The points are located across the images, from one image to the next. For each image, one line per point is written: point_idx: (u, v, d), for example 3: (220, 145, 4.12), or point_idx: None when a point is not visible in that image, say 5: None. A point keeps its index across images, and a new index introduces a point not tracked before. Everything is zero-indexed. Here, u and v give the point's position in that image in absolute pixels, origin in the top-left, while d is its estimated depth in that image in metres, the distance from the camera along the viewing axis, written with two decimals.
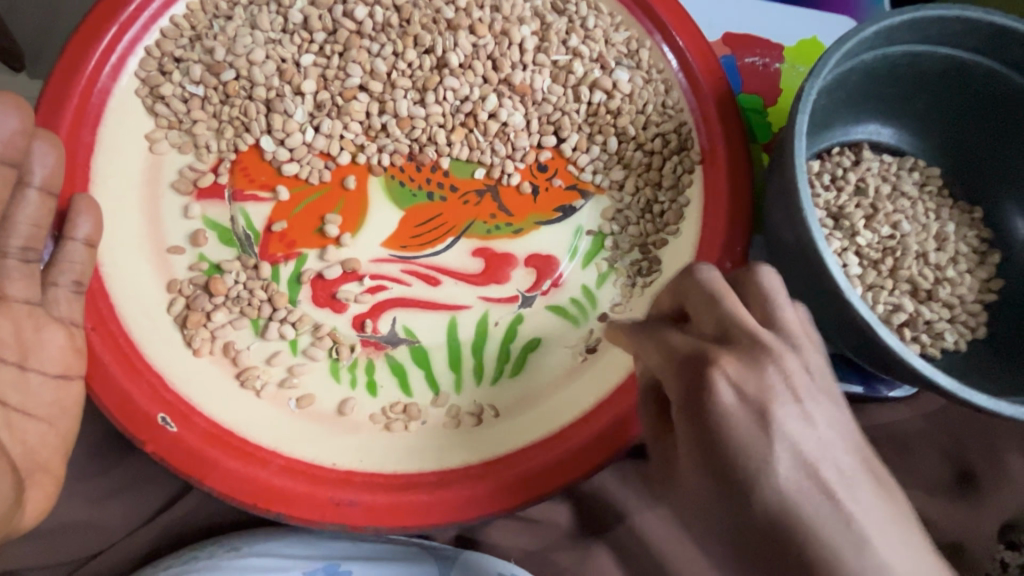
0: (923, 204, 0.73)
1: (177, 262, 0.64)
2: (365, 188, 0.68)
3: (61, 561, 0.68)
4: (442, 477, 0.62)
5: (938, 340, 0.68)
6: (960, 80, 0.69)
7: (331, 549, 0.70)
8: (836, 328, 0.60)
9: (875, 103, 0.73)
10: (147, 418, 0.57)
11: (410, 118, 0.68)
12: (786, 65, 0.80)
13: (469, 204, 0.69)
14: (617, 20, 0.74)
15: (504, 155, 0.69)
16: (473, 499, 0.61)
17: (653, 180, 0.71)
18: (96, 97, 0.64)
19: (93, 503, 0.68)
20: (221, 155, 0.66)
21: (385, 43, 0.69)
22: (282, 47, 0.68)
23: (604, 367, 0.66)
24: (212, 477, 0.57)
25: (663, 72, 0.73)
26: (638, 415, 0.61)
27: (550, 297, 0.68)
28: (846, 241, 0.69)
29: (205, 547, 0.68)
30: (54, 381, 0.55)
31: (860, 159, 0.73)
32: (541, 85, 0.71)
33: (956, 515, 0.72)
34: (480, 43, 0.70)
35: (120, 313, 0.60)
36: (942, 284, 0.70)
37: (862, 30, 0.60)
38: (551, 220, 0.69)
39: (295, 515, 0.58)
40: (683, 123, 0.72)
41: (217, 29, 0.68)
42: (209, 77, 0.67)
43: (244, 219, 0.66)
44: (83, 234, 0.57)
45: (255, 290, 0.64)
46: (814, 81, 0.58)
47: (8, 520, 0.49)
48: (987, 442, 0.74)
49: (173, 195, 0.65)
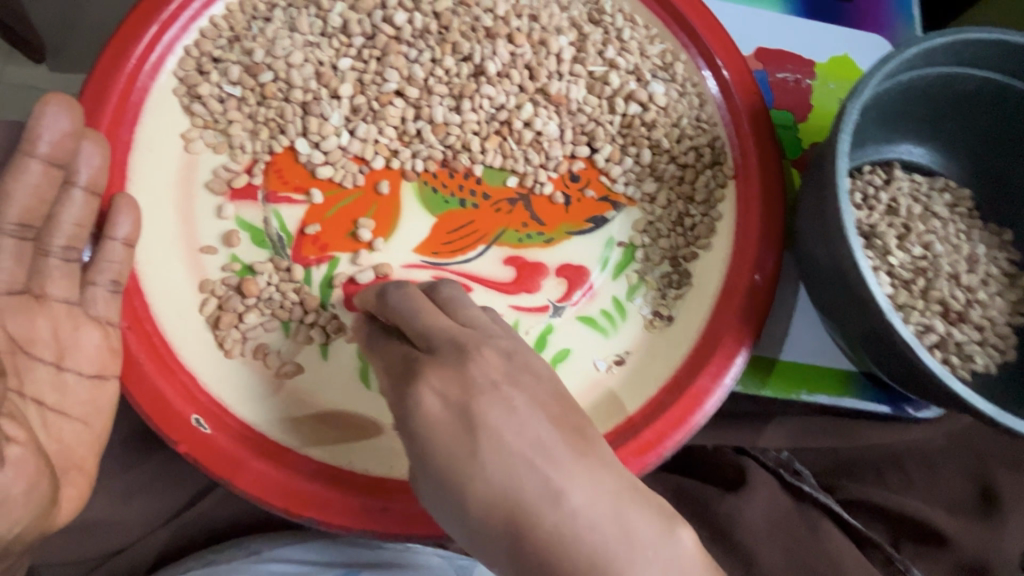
0: (954, 225, 0.73)
1: (210, 263, 0.64)
2: (398, 193, 0.68)
3: (84, 558, 0.68)
4: None
5: (968, 362, 0.68)
6: (995, 104, 0.69)
7: (351, 556, 0.69)
8: (876, 350, 0.60)
9: (908, 123, 0.73)
10: (181, 417, 0.58)
11: (445, 124, 0.68)
12: (818, 81, 0.80)
13: (502, 212, 0.69)
14: (652, 33, 0.74)
15: (538, 165, 0.69)
16: None
17: (685, 194, 0.71)
18: (136, 95, 0.64)
19: (114, 501, 0.67)
20: (255, 156, 0.66)
21: (424, 49, 0.69)
22: (320, 51, 0.69)
23: (633, 384, 0.66)
24: (243, 479, 0.57)
25: (697, 86, 0.73)
26: (685, 410, 0.62)
27: (581, 308, 0.68)
28: (878, 260, 0.69)
29: (224, 550, 0.68)
30: (90, 381, 0.56)
31: (891, 178, 0.73)
32: (576, 95, 0.71)
33: (981, 534, 0.70)
34: (518, 52, 0.71)
35: (154, 311, 0.60)
36: (974, 306, 0.69)
37: (905, 51, 0.60)
38: (583, 231, 0.69)
39: (326, 520, 0.58)
40: (717, 138, 0.72)
41: (256, 31, 0.69)
42: (246, 78, 0.67)
43: (278, 221, 0.65)
44: (122, 234, 0.57)
45: (288, 293, 0.64)
46: (856, 102, 0.58)
47: (46, 518, 0.49)
48: (1006, 460, 0.74)
49: (207, 194, 0.65)
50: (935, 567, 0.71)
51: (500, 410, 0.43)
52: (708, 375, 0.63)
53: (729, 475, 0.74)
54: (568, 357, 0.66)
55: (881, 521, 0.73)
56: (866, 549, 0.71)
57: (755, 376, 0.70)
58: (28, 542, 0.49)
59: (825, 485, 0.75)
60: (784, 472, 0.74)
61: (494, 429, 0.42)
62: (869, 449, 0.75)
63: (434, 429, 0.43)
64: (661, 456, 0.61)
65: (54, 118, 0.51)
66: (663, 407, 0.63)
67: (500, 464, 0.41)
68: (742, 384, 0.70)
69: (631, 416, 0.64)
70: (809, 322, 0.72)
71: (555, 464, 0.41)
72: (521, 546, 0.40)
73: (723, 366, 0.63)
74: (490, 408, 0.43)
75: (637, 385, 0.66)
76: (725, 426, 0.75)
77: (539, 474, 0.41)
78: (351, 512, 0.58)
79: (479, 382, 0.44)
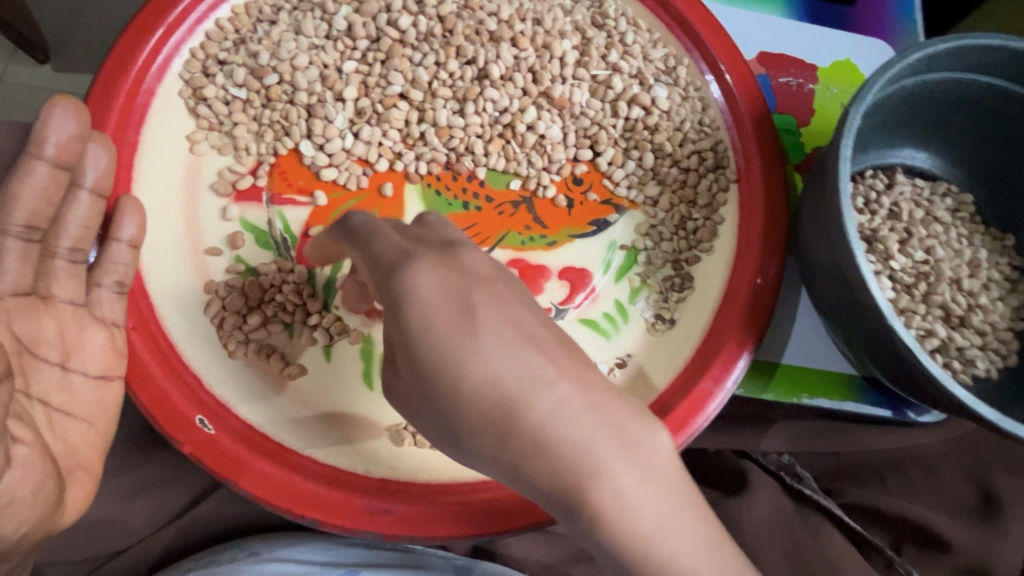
0: (956, 230, 0.73)
1: (214, 264, 0.64)
2: (402, 195, 0.68)
3: (87, 557, 0.68)
4: (438, 486, 0.60)
5: (970, 367, 0.68)
6: (998, 110, 0.69)
7: (353, 557, 0.70)
8: (879, 356, 0.60)
9: (910, 129, 0.74)
10: (185, 418, 0.58)
11: (448, 127, 0.69)
12: (821, 86, 0.80)
13: (505, 215, 0.69)
14: (655, 37, 0.74)
15: (541, 168, 0.70)
16: (452, 516, 0.58)
17: (688, 198, 0.71)
18: (142, 97, 0.65)
19: (118, 500, 0.68)
20: (260, 158, 0.67)
21: (428, 52, 0.70)
22: (325, 53, 0.69)
23: (665, 350, 0.67)
24: (246, 479, 0.57)
25: (700, 90, 0.73)
26: (719, 369, 0.63)
27: (583, 311, 0.68)
28: (880, 264, 0.69)
29: (226, 551, 0.68)
30: (95, 382, 0.57)
31: (892, 183, 0.74)
32: (579, 99, 0.71)
33: (981, 540, 0.71)
34: (522, 56, 0.71)
35: (159, 313, 0.61)
36: (975, 311, 0.70)
37: (908, 57, 0.60)
38: (585, 234, 0.70)
39: (329, 521, 0.57)
40: (719, 142, 0.72)
41: (261, 34, 0.69)
42: (252, 80, 0.67)
43: (282, 222, 0.66)
44: (128, 235, 0.58)
45: (291, 294, 0.64)
46: (858, 107, 0.58)
47: (51, 518, 0.49)
48: (1008, 465, 0.74)
49: (212, 196, 0.66)
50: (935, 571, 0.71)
51: (505, 302, 0.39)
52: (710, 378, 0.63)
53: (729, 480, 0.74)
54: None
55: (882, 526, 0.73)
56: (868, 553, 0.72)
57: (756, 380, 0.70)
58: (33, 542, 0.49)
59: (826, 488, 0.75)
60: (784, 475, 0.74)
61: (497, 310, 0.39)
62: (872, 453, 0.75)
63: (427, 304, 0.38)
64: (704, 420, 0.62)
65: (61, 120, 0.51)
66: (699, 370, 0.64)
67: (501, 348, 0.37)
68: (742, 388, 0.70)
69: (669, 384, 0.65)
70: (810, 326, 0.72)
71: (554, 358, 0.38)
72: (496, 436, 0.37)
73: (725, 370, 0.63)
74: (494, 291, 0.39)
75: (670, 354, 0.67)
76: (727, 432, 0.74)
77: (538, 363, 0.37)
78: (354, 514, 0.58)
79: (481, 272, 0.40)
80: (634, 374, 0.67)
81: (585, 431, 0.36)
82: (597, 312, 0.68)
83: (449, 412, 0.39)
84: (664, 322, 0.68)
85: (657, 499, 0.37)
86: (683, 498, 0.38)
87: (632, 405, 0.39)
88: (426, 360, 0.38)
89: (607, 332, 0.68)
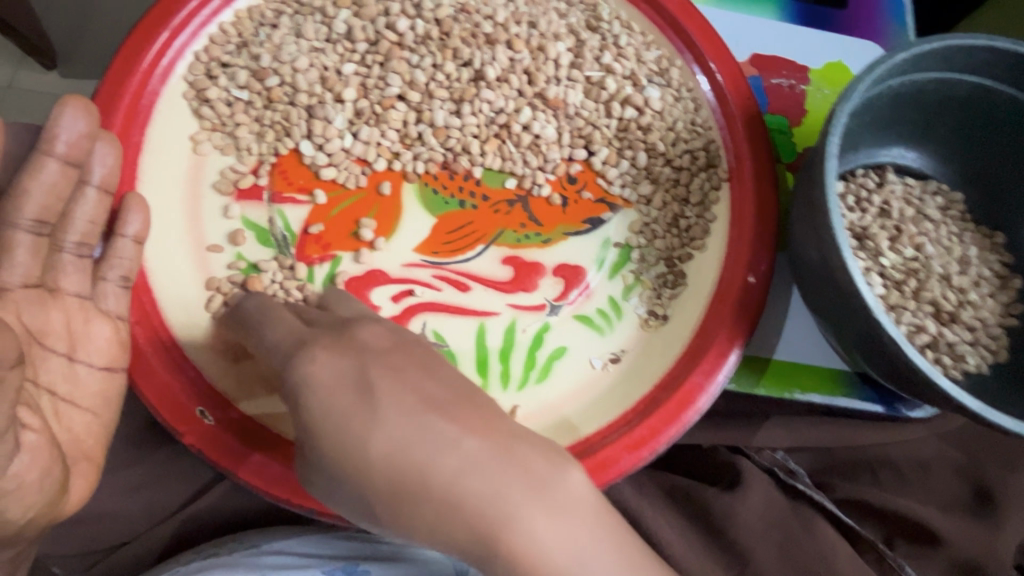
0: (946, 227, 0.74)
1: (216, 261, 0.66)
2: (399, 194, 0.70)
3: (89, 550, 0.70)
4: None
5: (960, 362, 0.68)
6: (985, 109, 0.70)
7: (347, 549, 0.70)
8: (867, 351, 0.61)
9: (899, 128, 0.75)
10: (186, 410, 0.59)
11: (445, 128, 0.70)
12: (812, 87, 0.81)
13: (500, 213, 0.70)
14: (648, 39, 0.76)
15: (536, 167, 0.71)
16: None
17: (680, 196, 0.72)
18: (147, 99, 0.67)
19: (120, 493, 0.69)
20: (261, 158, 0.68)
21: (425, 54, 0.72)
22: (325, 56, 0.71)
23: (658, 343, 0.68)
24: (246, 470, 0.58)
25: (692, 90, 0.75)
26: (709, 362, 0.64)
27: (577, 307, 0.69)
28: (870, 261, 0.70)
29: (225, 544, 0.69)
30: (100, 373, 0.58)
31: (883, 181, 0.75)
32: (574, 100, 0.73)
33: (975, 534, 0.71)
34: (517, 58, 0.73)
35: (162, 307, 0.62)
36: (965, 307, 0.71)
37: (894, 57, 0.61)
38: (580, 232, 0.71)
39: (327, 511, 0.58)
40: (711, 142, 0.74)
41: (262, 37, 0.71)
42: (254, 82, 0.69)
43: (282, 221, 0.67)
44: (132, 231, 0.60)
45: (291, 290, 0.65)
46: (845, 106, 0.59)
47: (57, 505, 0.51)
48: (1000, 459, 0.75)
49: (214, 195, 0.67)
50: (930, 565, 0.71)
51: (406, 374, 0.44)
52: (700, 372, 0.64)
53: (724, 476, 0.74)
54: (564, 355, 0.68)
55: (875, 521, 0.73)
56: (863, 549, 0.72)
57: (749, 374, 0.71)
58: (39, 528, 0.51)
59: (819, 483, 0.75)
60: (779, 472, 0.75)
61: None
62: (865, 450, 0.76)
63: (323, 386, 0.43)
64: (696, 412, 0.63)
65: (71, 120, 0.53)
66: (693, 362, 0.65)
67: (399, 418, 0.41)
68: (735, 383, 0.71)
69: (663, 377, 0.66)
70: (802, 321, 0.73)
71: (457, 419, 0.42)
72: (406, 507, 0.41)
73: (715, 364, 0.64)
74: (392, 364, 0.44)
75: (664, 347, 0.68)
76: (720, 425, 0.74)
77: (442, 428, 0.42)
78: None
79: (379, 347, 0.46)
80: (627, 366, 0.68)
81: (490, 487, 0.40)
82: (592, 308, 0.69)
83: (366, 488, 0.42)
84: (657, 317, 0.69)
85: (571, 540, 0.41)
86: (598, 535, 0.42)
87: (547, 452, 0.44)
88: (335, 447, 0.42)
89: (602, 327, 0.69)
